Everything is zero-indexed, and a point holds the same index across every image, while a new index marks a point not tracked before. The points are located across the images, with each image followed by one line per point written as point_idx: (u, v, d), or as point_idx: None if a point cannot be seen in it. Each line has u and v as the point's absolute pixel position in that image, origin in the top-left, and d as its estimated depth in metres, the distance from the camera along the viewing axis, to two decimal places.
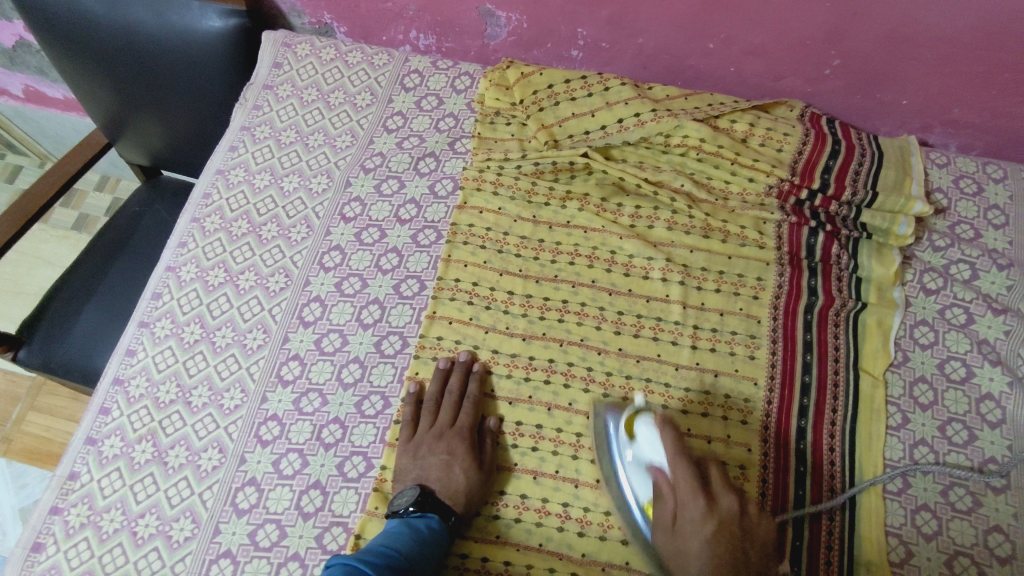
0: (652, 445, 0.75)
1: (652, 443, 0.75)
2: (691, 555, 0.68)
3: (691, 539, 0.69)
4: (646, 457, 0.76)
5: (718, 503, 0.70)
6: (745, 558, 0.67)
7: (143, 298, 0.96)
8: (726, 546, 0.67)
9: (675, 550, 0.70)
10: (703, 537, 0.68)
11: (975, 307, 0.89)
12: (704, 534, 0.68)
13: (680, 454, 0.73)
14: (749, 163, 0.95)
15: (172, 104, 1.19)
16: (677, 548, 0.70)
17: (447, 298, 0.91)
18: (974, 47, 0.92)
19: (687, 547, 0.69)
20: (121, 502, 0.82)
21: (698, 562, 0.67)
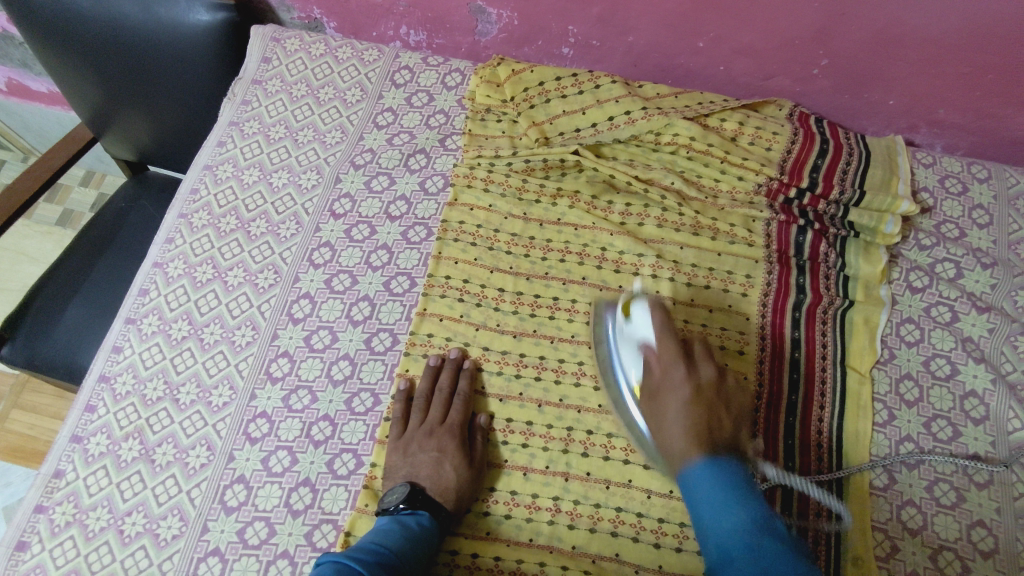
0: (640, 322, 0.78)
1: (641, 319, 0.78)
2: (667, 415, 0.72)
3: (669, 402, 0.72)
4: (635, 336, 0.79)
5: (697, 371, 0.73)
6: (718, 421, 0.69)
7: (130, 295, 0.95)
8: (699, 407, 0.70)
9: (655, 419, 0.73)
10: (679, 398, 0.71)
11: (960, 305, 0.91)
12: (681, 395, 0.71)
13: (665, 327, 0.76)
14: (738, 162, 0.96)
15: (159, 99, 1.18)
16: (657, 412, 0.73)
17: (437, 294, 0.91)
18: (959, 48, 0.93)
19: (665, 408, 0.72)
20: (107, 500, 0.81)
21: (674, 421, 0.70)
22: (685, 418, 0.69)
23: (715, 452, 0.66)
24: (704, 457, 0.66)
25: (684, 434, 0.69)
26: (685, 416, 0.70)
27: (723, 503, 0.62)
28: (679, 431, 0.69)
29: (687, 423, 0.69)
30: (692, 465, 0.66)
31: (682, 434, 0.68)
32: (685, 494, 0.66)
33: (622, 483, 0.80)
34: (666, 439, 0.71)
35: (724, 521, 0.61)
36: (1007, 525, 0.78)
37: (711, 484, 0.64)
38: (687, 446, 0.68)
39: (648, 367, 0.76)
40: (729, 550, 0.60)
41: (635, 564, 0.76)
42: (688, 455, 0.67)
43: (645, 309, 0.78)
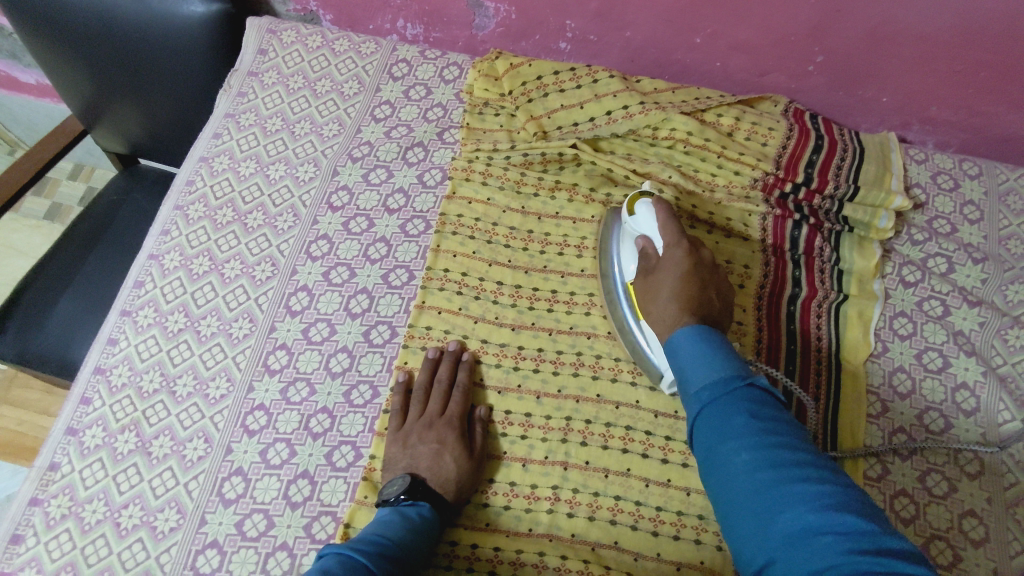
0: (643, 214, 0.82)
1: (644, 210, 0.82)
2: (662, 289, 0.76)
3: (663, 278, 0.76)
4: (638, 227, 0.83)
5: (695, 253, 0.77)
6: (707, 297, 0.74)
7: (125, 287, 0.94)
8: (692, 283, 0.75)
9: (647, 295, 0.78)
10: (674, 275, 0.75)
11: (951, 299, 0.92)
12: (678, 272, 0.75)
13: (667, 214, 0.80)
14: (735, 157, 0.97)
15: (153, 91, 1.17)
16: (649, 289, 0.78)
17: (436, 287, 0.91)
18: (952, 46, 0.94)
19: (658, 284, 0.76)
20: (103, 492, 0.81)
21: (666, 292, 0.75)
22: (677, 291, 0.74)
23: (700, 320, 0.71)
24: (693, 324, 0.70)
25: (675, 305, 0.73)
26: (678, 289, 0.75)
27: (702, 360, 0.66)
28: (670, 302, 0.74)
29: (679, 294, 0.74)
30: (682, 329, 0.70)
31: (675, 304, 0.73)
32: (669, 354, 0.70)
33: (621, 473, 0.81)
34: (656, 312, 0.76)
35: (702, 376, 0.65)
36: (997, 514, 0.79)
37: (693, 344, 0.68)
38: (677, 314, 0.73)
39: (648, 254, 0.80)
40: (705, 399, 0.64)
41: (633, 552, 0.77)
42: (677, 324, 0.72)
43: (651, 201, 0.82)
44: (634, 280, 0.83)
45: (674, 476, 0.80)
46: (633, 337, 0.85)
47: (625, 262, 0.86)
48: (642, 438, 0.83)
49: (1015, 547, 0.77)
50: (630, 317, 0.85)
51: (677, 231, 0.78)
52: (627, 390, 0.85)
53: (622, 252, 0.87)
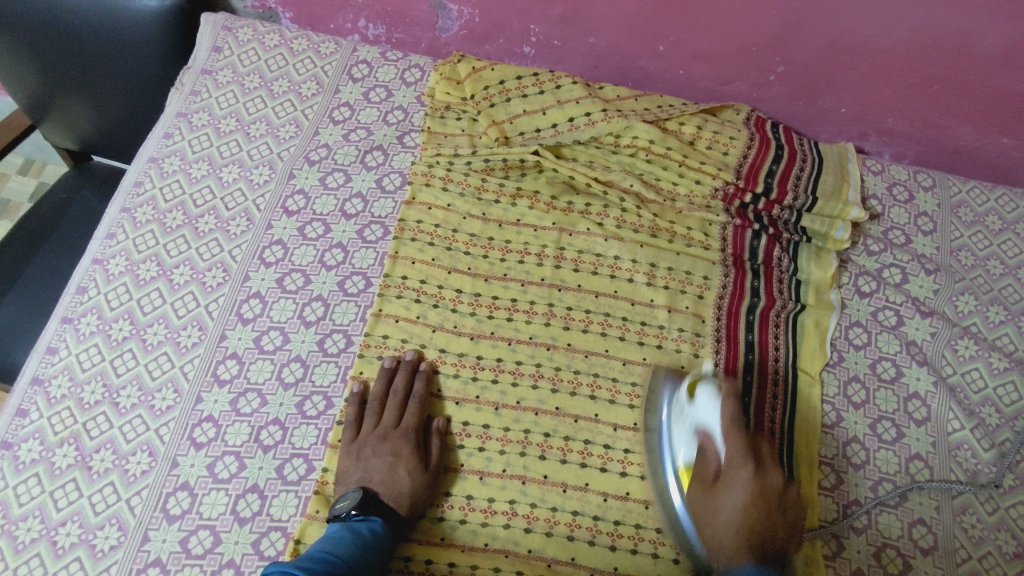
0: (711, 409, 0.77)
1: (710, 407, 0.77)
2: (724, 512, 0.72)
3: (728, 496, 0.72)
4: (699, 418, 0.78)
5: (763, 480, 0.72)
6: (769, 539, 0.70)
7: (66, 293, 0.90)
8: (759, 509, 0.71)
9: (705, 508, 0.74)
10: (742, 499, 0.71)
11: (905, 309, 0.93)
12: (742, 502, 0.71)
13: (737, 422, 0.75)
14: (696, 166, 0.97)
15: (103, 85, 1.13)
16: (711, 503, 0.73)
17: (394, 295, 0.89)
18: (908, 60, 0.96)
19: (723, 503, 0.72)
20: (39, 510, 0.77)
21: (730, 514, 0.71)
22: (741, 517, 0.71)
23: (763, 555, 0.70)
24: (752, 565, 0.69)
25: (732, 536, 0.71)
26: (744, 513, 0.71)
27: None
28: (733, 533, 0.71)
29: (743, 522, 0.70)
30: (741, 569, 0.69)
31: (732, 537, 0.71)
32: None
33: (579, 487, 0.80)
34: (713, 531, 0.72)
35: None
36: (945, 522, 0.81)
37: None
38: (735, 544, 0.70)
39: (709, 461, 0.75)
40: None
41: (590, 567, 0.77)
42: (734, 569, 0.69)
43: (718, 399, 0.77)
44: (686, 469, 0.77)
45: (633, 488, 0.81)
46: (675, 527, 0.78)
47: (674, 440, 0.80)
48: (600, 452, 0.82)
49: (962, 554, 0.79)
50: (671, 501, 0.79)
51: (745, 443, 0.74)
52: (586, 401, 0.85)
53: (671, 428, 0.81)
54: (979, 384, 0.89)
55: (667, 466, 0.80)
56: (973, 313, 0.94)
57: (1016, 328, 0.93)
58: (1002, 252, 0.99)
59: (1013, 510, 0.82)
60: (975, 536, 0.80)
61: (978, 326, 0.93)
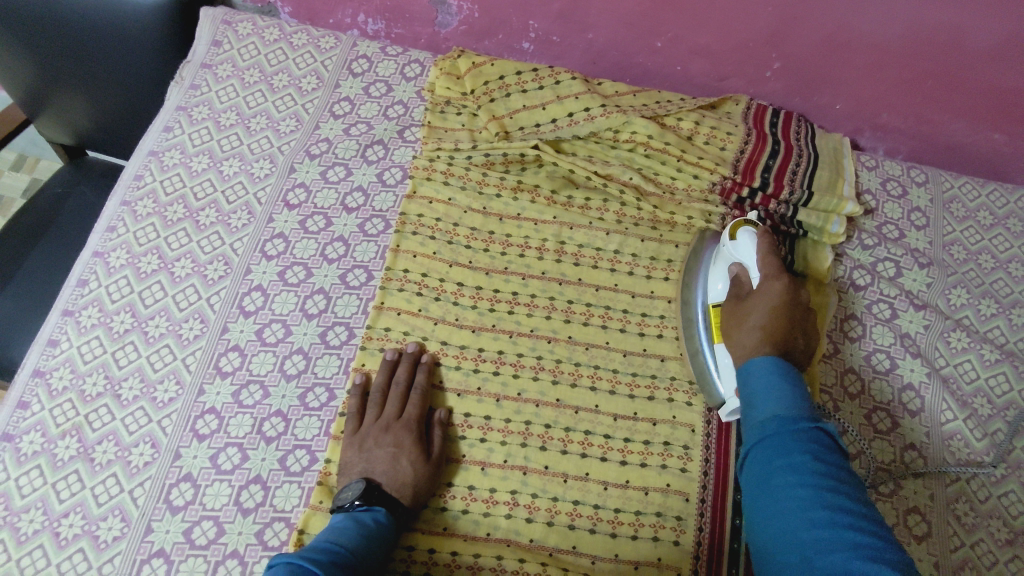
0: (744, 244, 0.84)
1: (746, 243, 0.84)
2: (751, 315, 0.78)
3: (755, 306, 0.79)
4: (734, 256, 0.85)
5: (791, 293, 0.79)
6: (790, 343, 0.76)
7: (67, 286, 0.90)
8: (784, 317, 0.77)
9: (733, 323, 0.80)
10: (766, 306, 0.77)
11: (899, 302, 0.95)
12: (770, 305, 0.78)
13: (769, 252, 0.82)
14: (694, 161, 0.98)
15: (100, 79, 1.13)
16: (739, 312, 0.80)
17: (395, 288, 0.89)
18: (902, 55, 0.97)
19: (751, 309, 0.79)
20: (42, 501, 0.77)
21: (755, 320, 0.77)
22: (764, 318, 0.77)
23: (780, 351, 0.75)
24: (772, 356, 0.73)
25: (755, 340, 0.75)
26: (767, 320, 0.77)
27: (782, 397, 0.68)
28: (757, 327, 0.76)
29: (765, 323, 0.76)
30: (759, 359, 0.73)
31: (755, 335, 0.76)
32: (743, 380, 0.74)
33: (580, 477, 0.81)
34: (739, 333, 0.78)
35: (775, 407, 0.68)
36: (939, 510, 0.82)
37: (768, 380, 0.70)
38: (756, 343, 0.75)
39: (741, 283, 0.83)
40: (771, 428, 0.66)
41: (591, 555, 0.78)
42: (752, 359, 0.74)
43: (753, 236, 0.84)
44: (718, 298, 0.86)
45: (632, 477, 0.81)
46: (700, 358, 0.87)
47: (712, 283, 0.89)
48: (601, 441, 0.83)
49: (955, 541, 0.81)
50: (703, 339, 0.88)
51: (776, 267, 0.81)
52: (587, 393, 0.86)
53: (710, 275, 0.90)
54: (972, 375, 0.91)
55: (703, 310, 0.89)
56: (965, 306, 0.96)
57: (1007, 320, 0.95)
58: (994, 246, 1.01)
59: (1005, 498, 0.83)
60: (968, 523, 0.82)
61: (971, 319, 0.95)
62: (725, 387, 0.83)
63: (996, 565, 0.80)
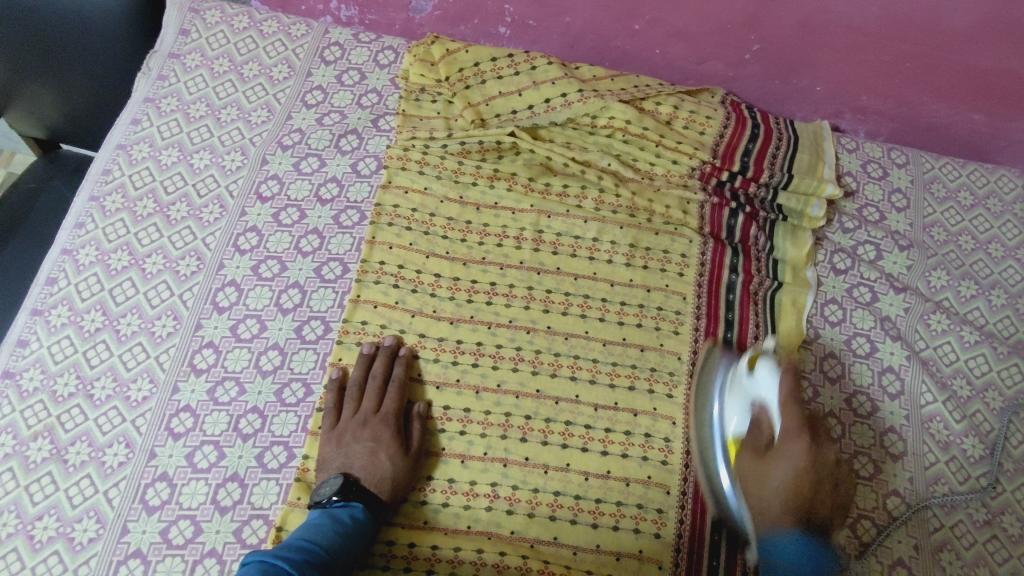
0: (770, 384, 0.76)
1: (769, 381, 0.76)
2: (773, 479, 0.72)
3: (777, 464, 0.73)
4: (756, 393, 0.77)
5: (818, 450, 0.73)
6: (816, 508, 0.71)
7: (35, 284, 0.88)
8: (812, 480, 0.71)
9: (751, 479, 0.74)
10: (789, 471, 0.71)
11: (879, 285, 0.95)
12: (796, 469, 0.71)
13: (794, 393, 0.74)
14: (672, 145, 0.97)
15: (65, 70, 1.10)
16: (759, 471, 0.74)
17: (372, 281, 0.88)
18: (879, 36, 0.96)
19: (773, 472, 0.73)
20: (15, 504, 0.76)
21: (777, 481, 0.72)
22: (790, 486, 0.71)
23: (806, 527, 0.70)
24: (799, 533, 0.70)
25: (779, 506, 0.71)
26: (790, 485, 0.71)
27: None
28: (781, 498, 0.71)
29: (791, 492, 0.71)
30: (782, 534, 0.70)
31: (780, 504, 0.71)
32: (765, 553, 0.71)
33: (561, 468, 0.81)
34: (760, 499, 0.73)
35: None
36: (918, 492, 0.83)
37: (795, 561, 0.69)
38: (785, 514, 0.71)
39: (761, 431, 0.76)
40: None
41: (573, 546, 0.78)
42: (777, 533, 0.70)
43: (778, 373, 0.76)
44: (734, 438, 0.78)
45: (613, 467, 0.81)
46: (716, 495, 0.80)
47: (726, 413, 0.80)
48: (581, 432, 0.83)
49: (934, 524, 0.81)
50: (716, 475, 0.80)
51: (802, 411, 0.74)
52: (566, 383, 0.85)
53: (724, 401, 0.81)
54: (951, 357, 0.91)
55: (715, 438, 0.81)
56: (945, 288, 0.96)
57: (986, 302, 0.95)
58: (974, 227, 1.00)
59: (983, 479, 0.84)
60: (948, 505, 0.82)
61: (950, 301, 0.95)
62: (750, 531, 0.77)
63: (974, 546, 0.80)
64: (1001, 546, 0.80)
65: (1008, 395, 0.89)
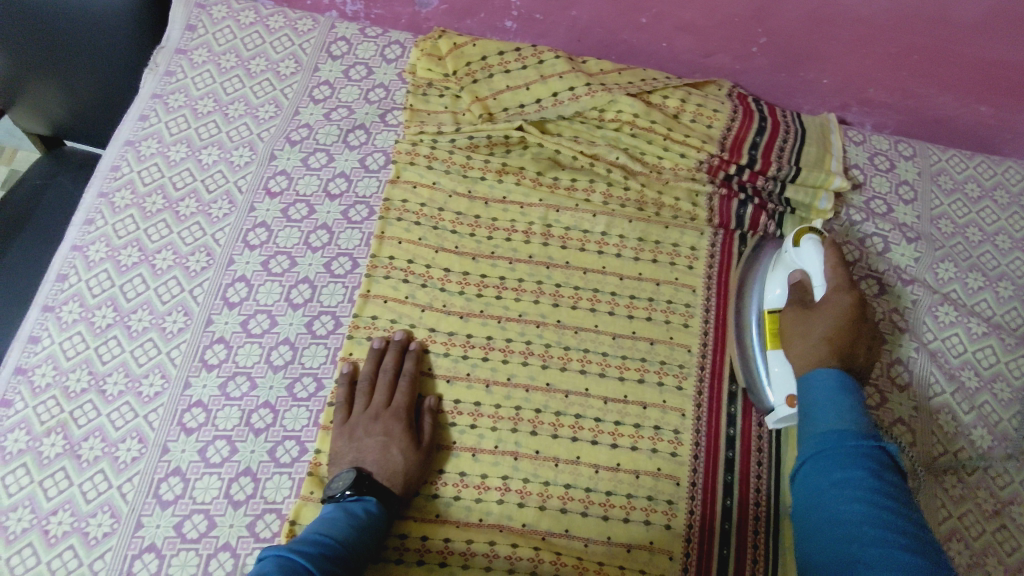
0: (814, 254, 0.82)
1: (813, 251, 0.82)
2: (815, 328, 0.78)
3: (819, 317, 0.79)
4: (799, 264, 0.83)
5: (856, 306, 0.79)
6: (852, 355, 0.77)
7: (46, 281, 0.88)
8: (851, 336, 0.78)
9: (793, 332, 0.80)
10: (832, 319, 0.78)
11: (887, 278, 0.95)
12: (838, 318, 0.78)
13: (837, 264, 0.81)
14: (681, 139, 0.97)
15: (71, 67, 1.10)
16: (803, 323, 0.80)
17: (381, 275, 0.88)
18: (887, 28, 0.96)
19: (816, 322, 0.79)
20: (29, 499, 0.76)
21: (819, 328, 0.78)
22: (831, 333, 0.77)
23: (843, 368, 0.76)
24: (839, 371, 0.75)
25: (819, 349, 0.77)
26: (832, 331, 0.78)
27: (842, 406, 0.72)
28: (823, 341, 0.77)
29: (831, 337, 0.77)
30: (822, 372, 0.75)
31: (821, 345, 0.77)
32: (806, 391, 0.75)
33: (571, 460, 0.81)
34: (801, 346, 0.79)
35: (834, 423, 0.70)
36: (927, 483, 0.83)
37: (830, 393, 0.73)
38: (824, 358, 0.76)
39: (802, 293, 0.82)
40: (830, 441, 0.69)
41: (584, 538, 0.78)
42: (818, 371, 0.76)
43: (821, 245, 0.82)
44: (774, 304, 0.84)
45: (623, 459, 0.82)
46: (750, 363, 0.85)
47: (767, 286, 0.86)
48: (591, 425, 0.83)
49: (942, 514, 0.82)
50: (753, 345, 0.85)
51: (845, 278, 0.80)
52: (576, 376, 0.85)
53: (765, 277, 0.87)
54: (959, 349, 0.91)
55: (754, 312, 0.87)
56: (953, 280, 0.96)
57: (994, 293, 0.95)
58: (981, 219, 1.01)
59: (991, 469, 0.84)
60: (956, 495, 0.83)
61: (958, 293, 0.95)
62: (778, 395, 0.82)
63: (983, 536, 0.81)
64: (1010, 536, 0.81)
65: (1016, 386, 0.89)
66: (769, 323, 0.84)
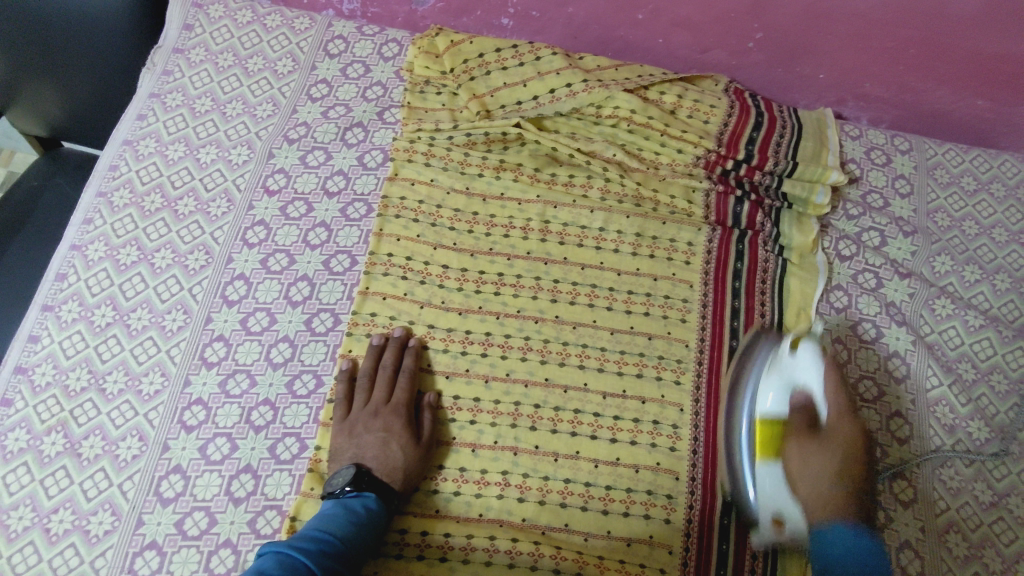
0: (814, 366, 0.80)
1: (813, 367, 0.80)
2: (818, 466, 0.76)
3: (828, 450, 0.77)
4: (798, 375, 0.80)
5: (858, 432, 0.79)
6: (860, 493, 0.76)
7: (45, 280, 0.88)
8: (857, 461, 0.77)
9: (796, 459, 0.77)
10: (839, 450, 0.77)
11: (884, 271, 0.95)
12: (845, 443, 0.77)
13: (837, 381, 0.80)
14: (677, 135, 0.97)
15: (68, 69, 1.10)
16: (808, 458, 0.77)
17: (380, 273, 0.89)
18: (884, 23, 0.96)
19: (823, 458, 0.76)
20: (30, 498, 0.77)
21: (824, 467, 0.76)
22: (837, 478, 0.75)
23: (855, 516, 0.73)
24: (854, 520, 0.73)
25: (826, 490, 0.75)
26: (840, 466, 0.76)
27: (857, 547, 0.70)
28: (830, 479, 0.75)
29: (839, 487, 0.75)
30: (833, 523, 0.72)
31: (831, 489, 0.75)
32: (817, 537, 0.73)
33: (570, 456, 0.82)
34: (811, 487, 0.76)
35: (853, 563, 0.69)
36: (925, 476, 0.84)
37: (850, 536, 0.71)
38: (839, 504, 0.74)
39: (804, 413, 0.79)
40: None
41: (583, 532, 0.79)
42: (828, 524, 0.73)
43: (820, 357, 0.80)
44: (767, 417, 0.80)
45: (622, 454, 0.82)
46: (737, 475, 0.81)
47: (760, 393, 0.82)
48: (590, 420, 0.83)
49: (940, 506, 0.82)
50: (742, 456, 0.81)
51: (845, 402, 0.80)
52: (575, 371, 0.86)
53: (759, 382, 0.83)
54: (956, 341, 0.92)
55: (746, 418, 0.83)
56: (949, 273, 0.96)
57: (991, 286, 0.96)
58: (977, 212, 1.01)
59: (988, 461, 0.85)
60: (954, 487, 0.83)
61: (954, 286, 0.96)
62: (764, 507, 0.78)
63: (980, 527, 0.81)
64: (1008, 527, 0.81)
65: (1013, 378, 0.90)
66: (761, 433, 0.80)
